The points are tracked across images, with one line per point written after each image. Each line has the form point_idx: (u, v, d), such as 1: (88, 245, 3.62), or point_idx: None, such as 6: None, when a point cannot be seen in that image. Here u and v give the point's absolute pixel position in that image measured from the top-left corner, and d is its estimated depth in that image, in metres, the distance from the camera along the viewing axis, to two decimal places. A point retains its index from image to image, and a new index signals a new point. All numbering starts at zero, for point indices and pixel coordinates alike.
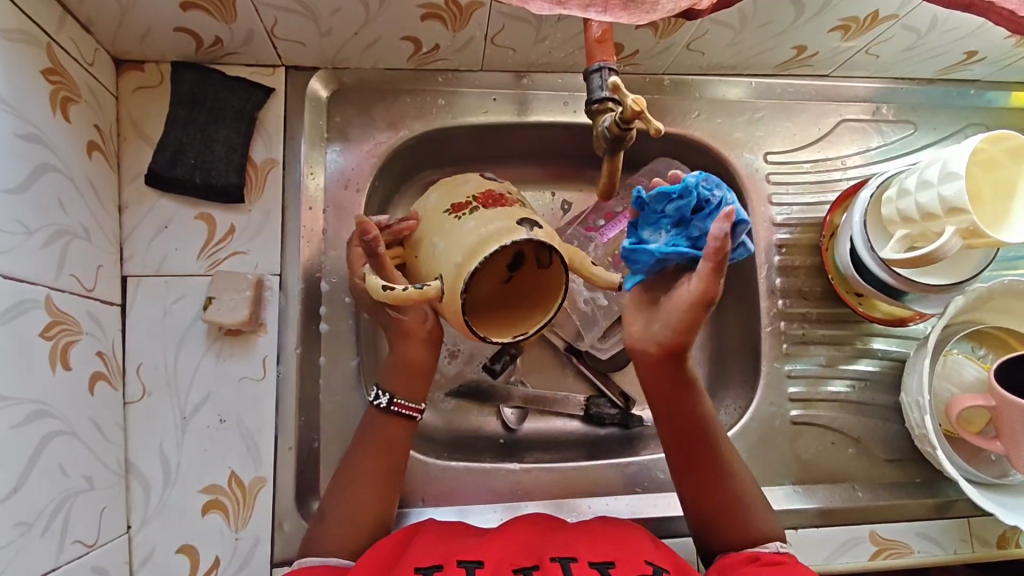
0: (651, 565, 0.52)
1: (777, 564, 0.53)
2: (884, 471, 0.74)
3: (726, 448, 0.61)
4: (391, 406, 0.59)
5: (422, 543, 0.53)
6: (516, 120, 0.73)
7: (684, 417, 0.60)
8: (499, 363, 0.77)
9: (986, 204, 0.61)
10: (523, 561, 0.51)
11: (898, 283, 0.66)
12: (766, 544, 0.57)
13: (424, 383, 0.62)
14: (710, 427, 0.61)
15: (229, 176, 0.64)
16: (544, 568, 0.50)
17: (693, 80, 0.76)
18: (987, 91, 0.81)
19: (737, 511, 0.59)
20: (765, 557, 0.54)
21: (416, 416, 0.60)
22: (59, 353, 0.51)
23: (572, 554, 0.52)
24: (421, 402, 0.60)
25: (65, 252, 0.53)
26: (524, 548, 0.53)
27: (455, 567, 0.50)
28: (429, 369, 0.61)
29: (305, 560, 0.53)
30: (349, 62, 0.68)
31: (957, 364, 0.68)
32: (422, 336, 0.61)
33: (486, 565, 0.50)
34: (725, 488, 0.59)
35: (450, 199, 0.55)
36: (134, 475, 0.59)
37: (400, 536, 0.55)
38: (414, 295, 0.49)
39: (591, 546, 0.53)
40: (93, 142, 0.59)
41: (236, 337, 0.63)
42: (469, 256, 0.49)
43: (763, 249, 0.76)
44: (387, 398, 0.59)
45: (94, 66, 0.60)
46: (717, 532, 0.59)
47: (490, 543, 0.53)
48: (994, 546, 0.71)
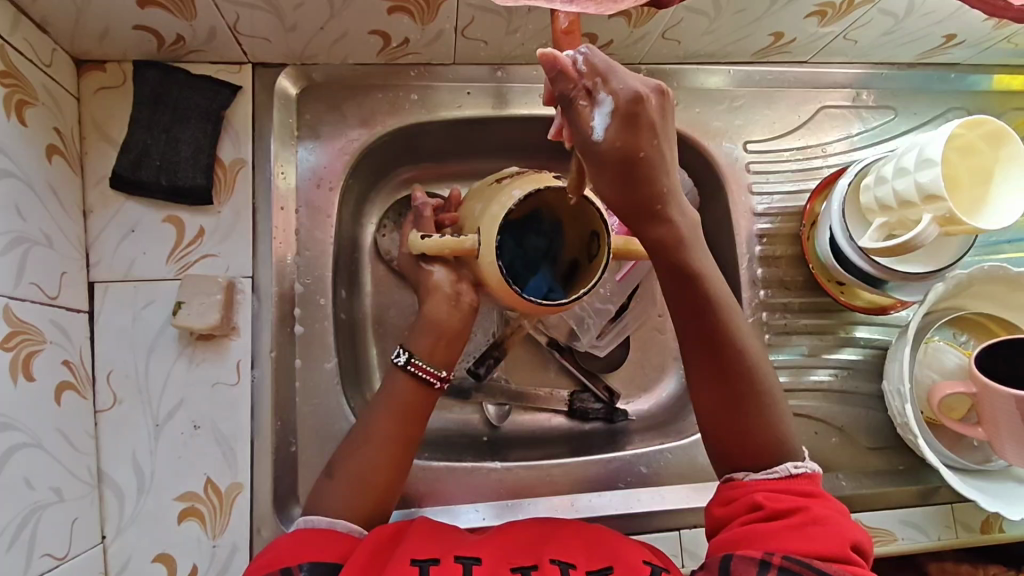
0: (649, 566, 0.51)
1: (789, 515, 0.49)
2: (868, 459, 0.73)
3: (745, 340, 0.55)
4: (408, 365, 0.59)
5: (421, 534, 0.52)
6: (492, 113, 0.71)
7: (691, 305, 0.54)
8: (483, 368, 0.75)
9: (964, 189, 0.60)
10: (522, 559, 0.50)
11: (878, 272, 0.66)
12: (772, 469, 0.53)
13: (449, 354, 0.61)
14: (741, 341, 0.55)
15: (196, 177, 0.63)
16: (542, 569, 0.49)
17: (670, 70, 0.75)
18: (968, 74, 0.80)
19: (750, 411, 0.54)
20: (770, 507, 0.50)
21: (435, 382, 0.59)
22: (20, 363, 0.50)
23: (570, 560, 0.50)
24: (441, 369, 0.60)
25: (25, 259, 0.52)
26: (524, 546, 0.52)
27: (452, 562, 0.48)
28: (457, 334, 0.62)
29: (314, 518, 0.53)
30: (317, 58, 0.66)
31: (939, 351, 0.68)
32: (451, 297, 0.61)
33: (484, 562, 0.49)
34: (739, 385, 0.54)
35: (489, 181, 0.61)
36: (107, 484, 0.58)
37: (395, 526, 0.53)
38: (451, 243, 0.56)
39: (588, 552, 0.52)
40: (53, 145, 0.57)
41: (207, 341, 0.62)
42: (503, 203, 0.54)
43: (743, 239, 0.75)
44: (406, 356, 0.59)
45: (52, 67, 0.58)
46: (726, 434, 0.55)
47: (483, 544, 0.52)
48: (977, 531, 0.71)
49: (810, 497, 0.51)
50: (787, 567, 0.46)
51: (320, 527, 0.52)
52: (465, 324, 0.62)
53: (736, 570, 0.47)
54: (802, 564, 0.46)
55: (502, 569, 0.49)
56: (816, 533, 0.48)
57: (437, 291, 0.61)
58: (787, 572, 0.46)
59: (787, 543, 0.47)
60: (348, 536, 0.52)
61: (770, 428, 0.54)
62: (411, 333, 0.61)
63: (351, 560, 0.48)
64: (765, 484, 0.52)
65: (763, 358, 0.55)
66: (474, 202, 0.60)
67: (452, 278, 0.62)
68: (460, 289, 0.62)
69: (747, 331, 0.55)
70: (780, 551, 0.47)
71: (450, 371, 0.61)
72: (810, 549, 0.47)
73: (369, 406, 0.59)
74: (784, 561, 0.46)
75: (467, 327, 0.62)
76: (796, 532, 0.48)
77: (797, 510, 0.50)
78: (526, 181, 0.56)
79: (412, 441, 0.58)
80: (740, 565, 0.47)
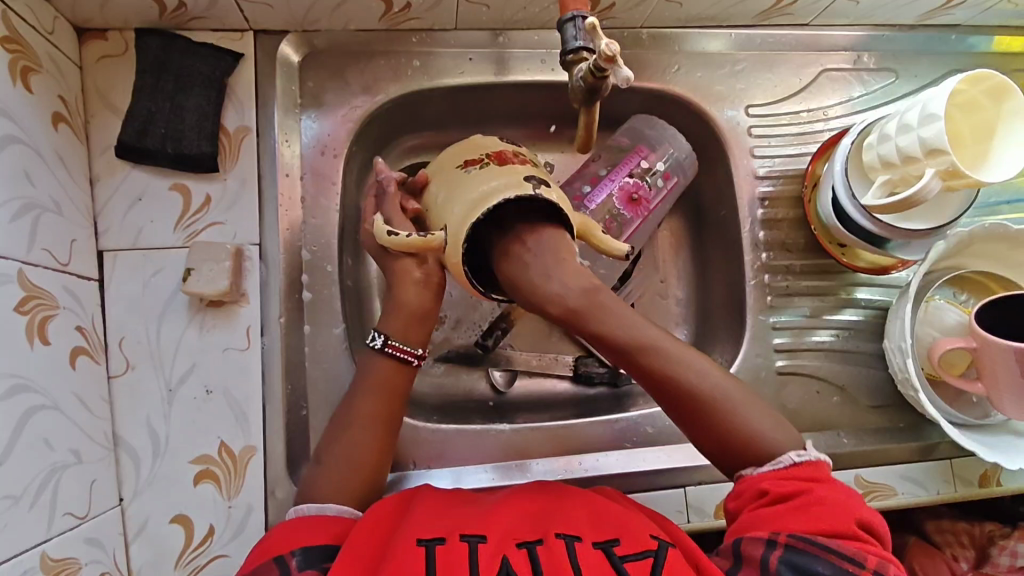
0: (656, 540, 0.51)
1: (793, 497, 0.49)
2: (868, 417, 0.75)
3: (668, 354, 0.54)
4: (385, 346, 0.59)
5: (422, 516, 0.51)
6: (495, 79, 0.71)
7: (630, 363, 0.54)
8: (491, 340, 0.77)
9: (966, 145, 0.61)
10: (527, 535, 0.49)
11: (880, 230, 0.66)
12: (777, 459, 0.52)
13: (423, 330, 0.61)
14: (669, 355, 0.53)
15: (202, 145, 0.63)
16: (548, 543, 0.48)
17: (672, 34, 0.75)
18: (970, 35, 0.80)
19: (714, 418, 0.53)
20: (775, 492, 0.50)
21: (412, 361, 0.60)
22: (36, 327, 0.50)
23: (577, 533, 0.50)
24: (418, 348, 0.60)
25: (36, 225, 0.52)
26: (530, 523, 0.51)
27: (457, 541, 0.48)
28: (427, 312, 0.61)
29: (307, 506, 0.53)
30: (319, 24, 0.66)
31: (939, 309, 0.69)
32: (416, 275, 0.60)
33: (489, 540, 0.49)
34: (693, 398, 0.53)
35: (465, 155, 0.58)
36: (123, 448, 0.59)
37: (396, 506, 0.53)
38: (419, 242, 0.53)
39: (596, 526, 0.52)
40: (59, 113, 0.57)
41: (218, 308, 0.62)
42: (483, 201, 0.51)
43: (746, 203, 0.76)
44: (383, 339, 0.59)
45: (54, 34, 0.58)
46: (714, 447, 0.55)
47: (493, 518, 0.52)
48: (976, 485, 0.73)
49: (815, 481, 0.51)
50: (793, 546, 0.46)
51: (309, 514, 0.52)
52: (435, 304, 0.61)
53: (745, 552, 0.47)
54: (807, 542, 0.46)
55: (507, 545, 0.48)
56: (820, 512, 0.48)
57: (406, 275, 0.60)
58: (794, 550, 0.46)
59: (793, 523, 0.47)
60: (337, 519, 0.52)
61: (739, 421, 0.53)
62: (382, 315, 0.61)
63: (350, 538, 0.49)
64: (773, 473, 0.52)
65: (717, 382, 0.54)
66: (442, 185, 0.57)
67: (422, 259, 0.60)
68: (427, 271, 0.60)
69: (668, 347, 0.54)
70: (787, 531, 0.47)
71: (426, 348, 0.61)
72: (817, 527, 0.47)
73: (354, 385, 0.60)
74: (790, 539, 0.46)
75: (437, 306, 0.61)
76: (800, 515, 0.48)
77: (801, 493, 0.49)
78: (500, 172, 0.53)
79: (394, 411, 0.59)
80: (748, 546, 0.47)
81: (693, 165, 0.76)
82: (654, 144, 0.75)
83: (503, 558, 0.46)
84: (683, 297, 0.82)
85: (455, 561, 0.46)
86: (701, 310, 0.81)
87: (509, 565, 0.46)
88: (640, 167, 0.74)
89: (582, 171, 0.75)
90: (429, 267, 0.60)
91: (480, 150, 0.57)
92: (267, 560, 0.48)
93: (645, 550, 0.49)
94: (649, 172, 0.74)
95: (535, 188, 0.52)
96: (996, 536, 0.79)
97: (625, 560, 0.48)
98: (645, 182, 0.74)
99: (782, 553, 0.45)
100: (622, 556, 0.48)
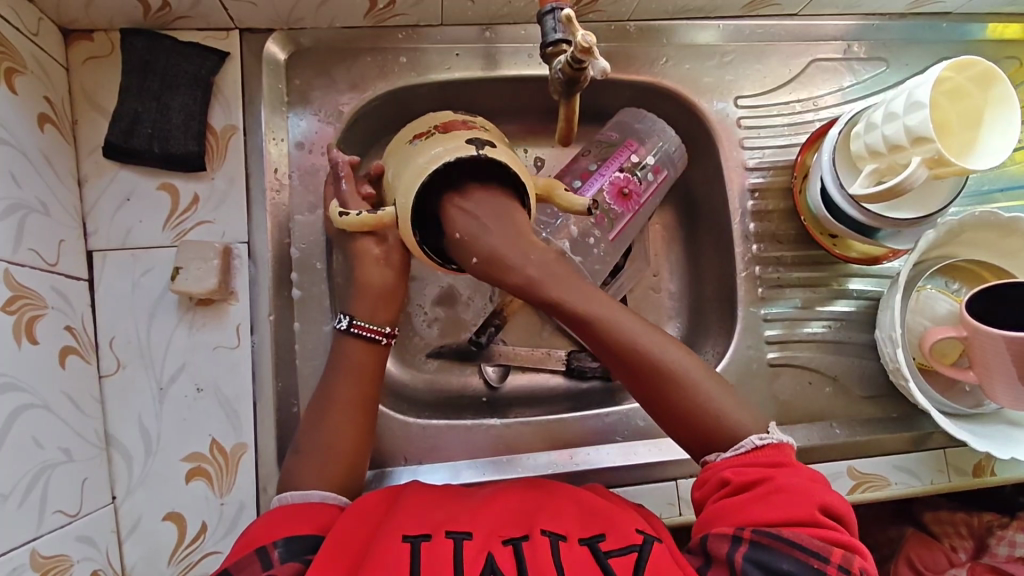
0: (641, 535, 0.51)
1: (753, 486, 0.49)
2: (861, 408, 0.74)
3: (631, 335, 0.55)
4: (351, 328, 0.59)
5: (408, 512, 0.52)
6: (482, 74, 0.71)
7: (662, 409, 0.55)
8: (485, 336, 0.77)
9: (952, 134, 0.61)
10: (512, 531, 0.50)
11: (869, 219, 0.66)
12: (739, 444, 0.53)
13: (391, 310, 0.61)
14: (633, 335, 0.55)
15: (189, 144, 0.63)
16: (533, 540, 0.49)
17: (659, 26, 0.75)
18: (961, 24, 0.80)
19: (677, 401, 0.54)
20: (736, 481, 0.50)
21: (381, 339, 0.60)
22: (24, 326, 0.51)
23: (563, 532, 0.50)
24: (385, 327, 0.60)
25: (23, 225, 0.52)
26: (516, 519, 0.52)
27: (443, 538, 0.48)
28: (393, 292, 0.61)
29: (290, 494, 0.53)
30: (304, 21, 0.66)
31: (930, 299, 0.68)
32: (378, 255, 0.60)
33: (475, 537, 0.49)
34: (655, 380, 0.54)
35: (415, 130, 0.58)
36: (115, 446, 0.60)
37: (381, 505, 0.53)
38: (370, 220, 0.53)
39: (582, 520, 0.52)
40: (44, 114, 0.57)
41: (207, 306, 0.62)
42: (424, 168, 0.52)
43: (736, 194, 0.76)
44: (347, 320, 0.59)
45: (40, 36, 0.58)
46: (678, 428, 0.55)
47: (479, 514, 0.52)
48: (970, 475, 0.73)
49: (776, 467, 0.51)
50: (756, 541, 0.46)
51: (295, 502, 0.52)
52: (400, 284, 0.61)
53: (713, 551, 0.48)
54: (769, 535, 0.46)
55: (492, 542, 0.48)
56: (781, 500, 0.48)
57: (366, 254, 0.61)
58: (757, 545, 0.46)
59: (755, 515, 0.48)
60: (322, 505, 0.52)
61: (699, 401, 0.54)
62: (351, 297, 0.61)
63: (333, 530, 0.49)
64: (735, 460, 0.52)
65: (711, 396, 0.54)
66: (392, 162, 0.57)
67: (382, 238, 0.60)
68: (387, 250, 0.61)
69: (630, 329, 0.55)
70: (749, 525, 0.47)
71: (395, 327, 0.61)
72: (777, 517, 0.47)
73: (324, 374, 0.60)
74: (753, 535, 0.46)
75: (402, 284, 0.61)
76: (760, 503, 0.48)
77: (763, 480, 0.49)
78: (445, 138, 0.53)
79: (368, 407, 0.58)
80: (714, 543, 0.48)
81: (683, 156, 0.76)
82: (643, 137, 0.74)
83: (488, 555, 0.47)
84: (675, 290, 0.82)
85: (440, 557, 0.46)
86: (693, 302, 0.81)
87: (494, 563, 0.46)
88: (631, 160, 0.73)
89: (572, 166, 0.74)
90: (390, 245, 0.61)
91: (428, 124, 0.58)
92: (248, 552, 0.48)
93: (630, 545, 0.50)
94: (640, 165, 0.74)
95: (478, 149, 0.52)
96: (994, 527, 0.79)
97: (609, 555, 0.48)
98: (635, 176, 0.73)
99: (746, 550, 0.46)
100: (607, 552, 0.49)
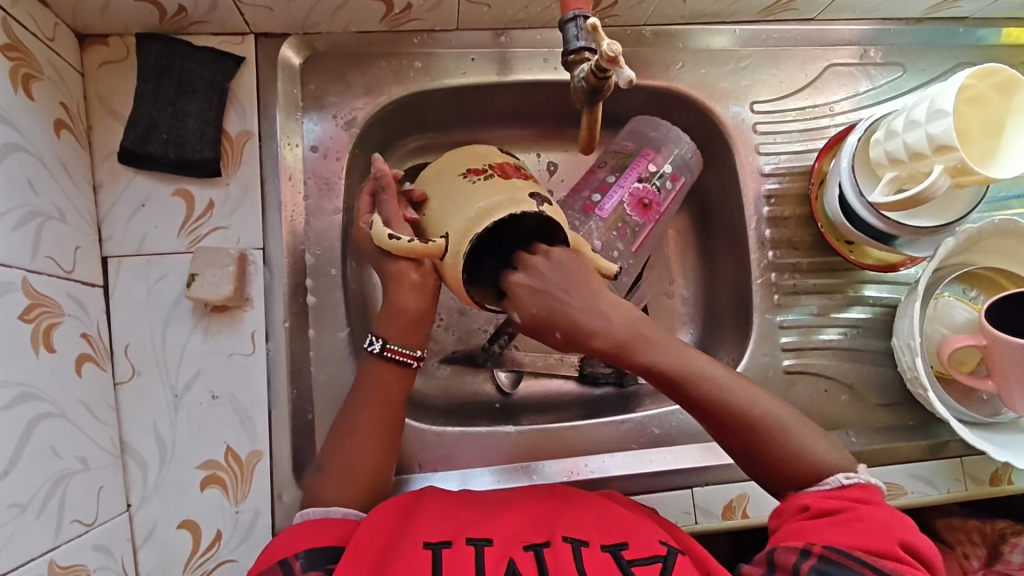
0: (664, 545, 0.51)
1: (829, 515, 0.50)
2: (877, 416, 0.74)
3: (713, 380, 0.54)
4: (384, 351, 0.58)
5: (428, 519, 0.51)
6: (497, 79, 0.71)
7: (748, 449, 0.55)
8: (498, 345, 0.76)
9: (975, 141, 0.60)
10: (533, 537, 0.49)
11: (889, 228, 0.65)
12: (823, 480, 0.53)
13: (421, 332, 0.59)
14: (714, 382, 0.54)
15: (204, 150, 0.63)
16: (554, 545, 0.48)
17: (675, 31, 0.75)
18: (978, 28, 0.79)
19: (762, 441, 0.54)
20: (815, 509, 0.50)
21: (412, 362, 0.58)
22: (41, 334, 0.51)
23: (584, 537, 0.50)
24: (417, 350, 0.58)
25: (40, 232, 0.52)
26: (535, 526, 0.51)
27: (464, 545, 0.48)
28: (424, 314, 0.58)
29: (311, 510, 0.53)
30: (319, 26, 0.66)
31: (948, 307, 0.68)
32: (414, 278, 0.56)
33: (495, 543, 0.48)
34: (739, 422, 0.54)
35: (466, 161, 0.54)
36: (130, 454, 0.60)
37: (402, 508, 0.53)
38: (420, 248, 0.50)
39: (603, 527, 0.52)
40: (61, 120, 0.57)
41: (222, 313, 0.62)
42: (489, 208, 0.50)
43: (752, 200, 0.75)
44: (380, 343, 0.58)
45: (55, 41, 0.58)
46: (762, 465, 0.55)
47: (499, 522, 0.52)
48: (987, 484, 0.72)
49: (861, 503, 0.50)
50: (826, 555, 0.46)
51: (315, 518, 0.52)
52: (433, 306, 0.58)
53: (777, 559, 0.48)
54: (843, 553, 0.46)
55: (513, 548, 0.48)
56: (860, 529, 0.48)
57: (403, 278, 0.56)
58: (828, 559, 0.45)
59: (832, 536, 0.47)
60: (342, 521, 0.52)
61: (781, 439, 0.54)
62: (379, 317, 0.58)
63: (353, 540, 0.49)
64: (816, 496, 0.52)
65: (793, 432, 0.55)
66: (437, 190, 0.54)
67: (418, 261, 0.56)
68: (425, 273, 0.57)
69: (712, 373, 0.55)
70: (821, 542, 0.47)
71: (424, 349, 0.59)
72: (854, 541, 0.47)
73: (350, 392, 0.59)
74: (824, 550, 0.46)
75: (434, 307, 0.58)
76: (836, 528, 0.48)
77: (842, 510, 0.49)
78: (506, 187, 0.51)
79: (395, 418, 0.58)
80: (782, 553, 0.48)
81: (698, 162, 0.75)
82: (659, 145, 0.74)
83: (509, 561, 0.47)
84: (688, 296, 0.82)
85: (461, 562, 0.46)
86: (708, 308, 0.81)
87: (516, 569, 0.46)
88: (648, 170, 0.73)
89: (589, 179, 0.74)
90: (427, 268, 0.57)
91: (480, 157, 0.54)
92: (271, 564, 0.48)
93: (652, 554, 0.49)
94: (657, 174, 0.73)
95: (541, 206, 0.51)
96: (1008, 534, 0.78)
97: (631, 564, 0.48)
98: (653, 186, 0.73)
99: (815, 561, 0.46)
100: (629, 559, 0.48)
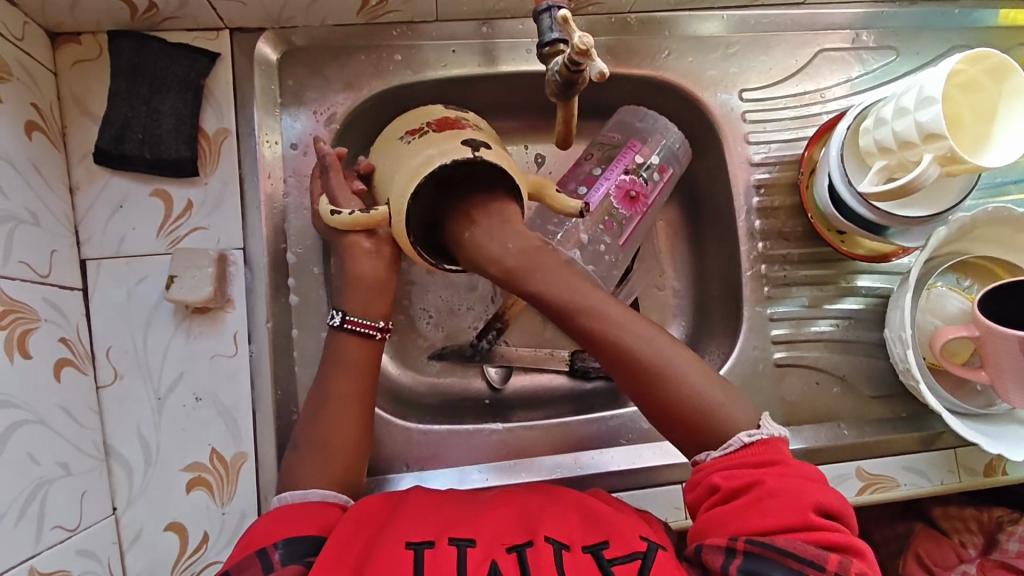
0: (645, 541, 0.50)
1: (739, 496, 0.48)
2: (871, 408, 0.73)
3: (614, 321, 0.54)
4: (344, 323, 0.58)
5: (412, 516, 0.51)
6: (480, 71, 0.69)
7: (650, 400, 0.54)
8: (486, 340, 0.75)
9: (966, 127, 0.59)
10: (516, 538, 0.49)
11: (879, 218, 0.64)
12: (727, 442, 0.52)
13: (383, 302, 0.60)
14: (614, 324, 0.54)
15: (180, 149, 0.62)
16: (537, 546, 0.48)
17: (661, 18, 0.73)
18: (974, 9, 0.77)
19: (665, 394, 0.53)
20: (726, 487, 0.49)
21: (375, 334, 0.59)
22: (16, 341, 0.50)
23: (565, 541, 0.49)
24: (379, 322, 0.59)
25: (13, 237, 0.51)
26: (517, 526, 0.51)
27: (446, 545, 0.47)
28: (382, 285, 0.59)
29: (290, 493, 0.53)
30: (295, 19, 0.64)
31: (941, 297, 0.66)
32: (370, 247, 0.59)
33: (478, 544, 0.48)
34: (637, 370, 0.53)
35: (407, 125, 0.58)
36: (114, 457, 0.59)
37: (383, 503, 0.53)
38: (362, 219, 0.54)
39: (585, 528, 0.51)
40: (32, 122, 0.56)
41: (203, 314, 0.62)
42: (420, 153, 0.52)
43: (741, 191, 0.74)
44: (340, 316, 0.58)
45: (25, 41, 0.57)
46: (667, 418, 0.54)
47: (484, 522, 0.51)
48: (980, 474, 0.72)
49: (765, 468, 0.49)
50: (751, 553, 0.45)
51: (294, 501, 0.52)
52: (392, 274, 0.60)
53: (706, 562, 0.47)
54: (765, 546, 0.45)
55: (497, 551, 0.47)
56: (772, 506, 0.46)
57: (356, 247, 0.59)
58: (752, 557, 0.45)
59: (748, 524, 0.46)
60: (322, 505, 0.52)
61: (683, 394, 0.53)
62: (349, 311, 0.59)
63: (335, 533, 0.49)
64: (723, 462, 0.51)
65: (701, 388, 0.53)
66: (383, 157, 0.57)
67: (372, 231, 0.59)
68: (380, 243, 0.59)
69: (611, 315, 0.54)
70: (742, 534, 0.46)
71: (389, 321, 0.60)
72: (767, 525, 0.46)
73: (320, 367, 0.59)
74: (747, 546, 0.45)
75: (393, 274, 0.60)
76: (746, 511, 0.47)
77: (752, 486, 0.48)
78: (438, 138, 0.53)
79: (371, 423, 0.57)
80: (709, 554, 0.47)
81: (687, 152, 0.74)
82: (645, 136, 0.72)
83: (492, 563, 0.46)
84: (680, 288, 0.81)
85: (443, 564, 0.45)
86: (699, 301, 0.80)
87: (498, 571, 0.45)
88: (635, 162, 0.71)
89: (574, 171, 0.72)
90: (380, 238, 0.59)
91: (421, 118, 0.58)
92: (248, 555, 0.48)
93: (633, 552, 0.48)
94: (644, 166, 0.72)
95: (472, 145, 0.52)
96: (1004, 521, 0.77)
97: (613, 564, 0.47)
98: (641, 178, 0.72)
99: (740, 562, 0.45)
100: (610, 560, 0.48)
